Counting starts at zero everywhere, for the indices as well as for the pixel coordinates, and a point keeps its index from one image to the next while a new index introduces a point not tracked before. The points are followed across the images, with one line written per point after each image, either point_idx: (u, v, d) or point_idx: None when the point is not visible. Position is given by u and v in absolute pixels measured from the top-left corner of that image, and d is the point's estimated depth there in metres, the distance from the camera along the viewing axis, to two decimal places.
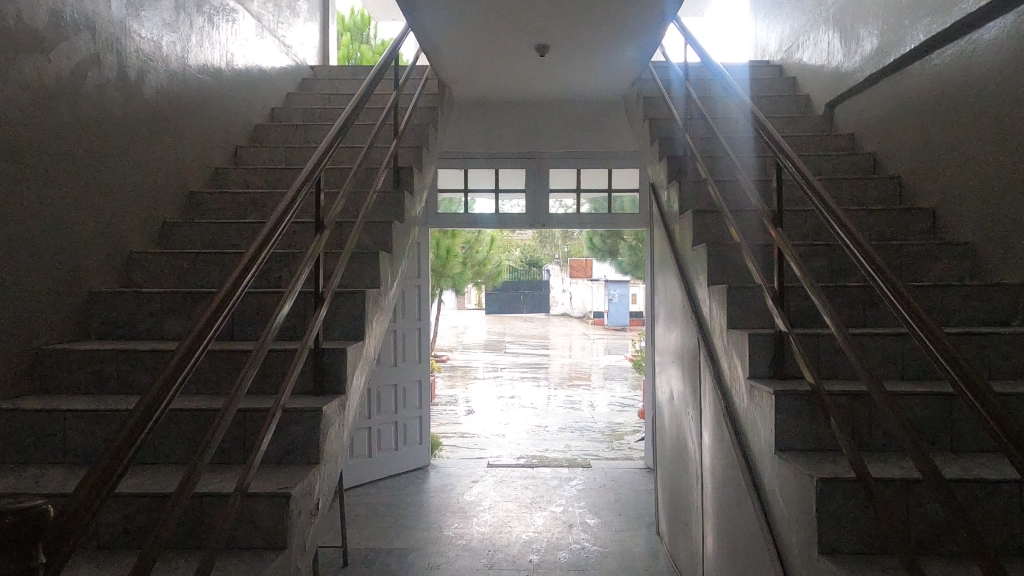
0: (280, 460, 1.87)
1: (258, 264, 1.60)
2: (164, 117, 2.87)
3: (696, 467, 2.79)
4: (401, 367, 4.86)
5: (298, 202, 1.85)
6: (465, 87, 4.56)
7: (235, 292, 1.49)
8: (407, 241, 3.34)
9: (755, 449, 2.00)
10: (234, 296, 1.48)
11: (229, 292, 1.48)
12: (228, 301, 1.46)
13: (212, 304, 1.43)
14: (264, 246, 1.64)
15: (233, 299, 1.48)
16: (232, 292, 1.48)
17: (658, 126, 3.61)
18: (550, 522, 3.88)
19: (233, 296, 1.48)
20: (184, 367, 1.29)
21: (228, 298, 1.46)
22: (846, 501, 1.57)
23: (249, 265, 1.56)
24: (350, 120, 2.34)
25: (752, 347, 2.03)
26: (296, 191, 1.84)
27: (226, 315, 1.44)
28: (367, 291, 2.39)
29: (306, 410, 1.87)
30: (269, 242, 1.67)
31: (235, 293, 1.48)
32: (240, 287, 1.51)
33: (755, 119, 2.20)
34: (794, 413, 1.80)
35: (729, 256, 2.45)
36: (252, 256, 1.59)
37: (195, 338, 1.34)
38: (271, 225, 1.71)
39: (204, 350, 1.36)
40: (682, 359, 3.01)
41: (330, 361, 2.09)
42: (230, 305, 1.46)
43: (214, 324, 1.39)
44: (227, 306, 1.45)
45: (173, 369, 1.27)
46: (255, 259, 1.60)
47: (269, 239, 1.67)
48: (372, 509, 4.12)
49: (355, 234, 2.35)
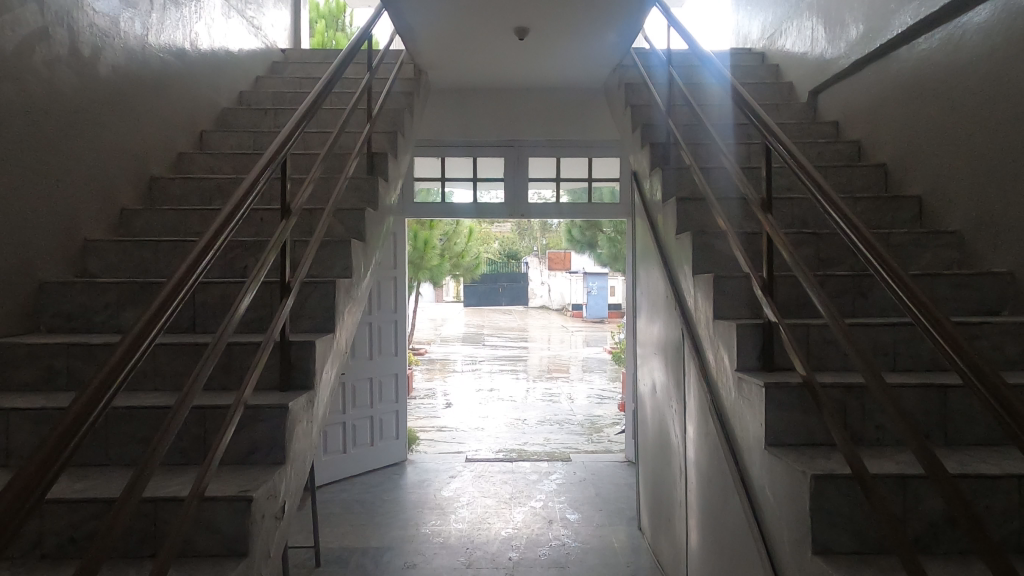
0: (244, 460, 1.76)
1: (216, 249, 1.48)
2: (122, 97, 2.71)
3: (680, 464, 2.71)
4: (377, 360, 4.74)
5: (262, 183, 1.73)
6: (442, 72, 4.43)
7: (190, 278, 1.38)
8: (382, 229, 3.23)
9: (744, 443, 1.93)
10: (189, 283, 1.37)
11: (183, 279, 1.36)
12: (182, 290, 1.34)
13: (163, 293, 1.32)
14: (223, 230, 1.53)
15: (187, 287, 1.36)
16: (186, 280, 1.36)
17: (640, 112, 3.52)
18: (530, 518, 3.79)
19: (188, 282, 1.37)
20: (129, 361, 1.18)
21: (180, 286, 1.35)
22: (842, 499, 1.49)
23: (205, 251, 1.45)
24: (318, 101, 2.21)
25: (740, 338, 1.95)
26: (260, 174, 1.73)
27: (178, 304, 1.33)
28: (337, 281, 2.27)
29: (272, 407, 1.76)
30: (229, 226, 1.55)
31: (190, 278, 1.37)
32: (195, 273, 1.39)
33: (744, 102, 2.11)
34: (786, 406, 1.73)
35: (715, 245, 2.37)
36: (210, 241, 1.48)
37: (142, 330, 1.22)
38: (230, 207, 1.60)
39: (152, 344, 1.24)
40: (665, 351, 2.94)
41: (298, 354, 1.98)
42: (183, 292, 1.35)
43: (165, 314, 1.28)
44: (179, 293, 1.34)
45: (116, 363, 1.15)
46: (213, 243, 1.48)
47: (228, 223, 1.56)
48: (347, 506, 4.01)
49: (325, 221, 2.23)
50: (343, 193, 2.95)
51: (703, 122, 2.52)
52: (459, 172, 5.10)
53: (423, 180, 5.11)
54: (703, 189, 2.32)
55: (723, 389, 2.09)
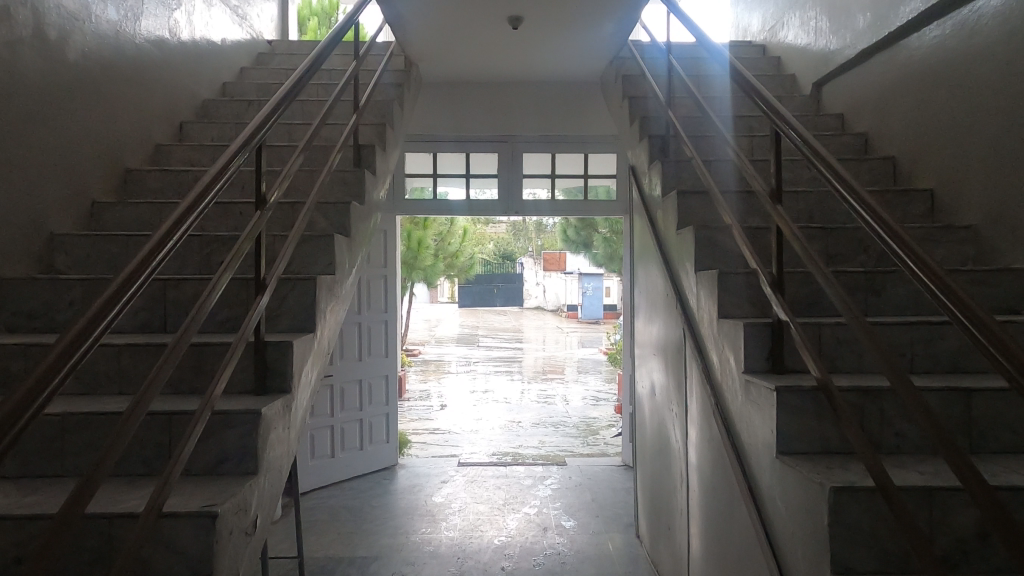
0: (213, 470, 1.62)
1: (170, 246, 1.33)
2: (94, 85, 2.57)
3: (681, 469, 2.58)
4: (367, 361, 4.61)
5: (231, 172, 1.58)
6: (434, 64, 4.29)
7: (138, 278, 1.23)
8: (369, 225, 3.09)
9: (752, 450, 1.80)
10: (136, 285, 1.22)
11: (129, 280, 1.22)
12: (127, 292, 1.20)
13: (103, 295, 1.17)
14: (180, 224, 1.38)
15: (134, 289, 1.22)
16: (133, 281, 1.21)
17: (638, 104, 3.39)
18: (524, 525, 3.66)
19: (134, 284, 1.21)
20: (57, 375, 1.03)
21: (125, 288, 1.20)
22: (864, 514, 1.36)
23: (157, 249, 1.30)
24: (298, 86, 2.08)
25: (747, 338, 1.83)
26: (228, 162, 1.58)
27: (124, 307, 1.18)
28: (318, 277, 2.13)
29: (242, 412, 1.63)
30: (187, 219, 1.40)
31: (138, 280, 1.23)
32: (143, 274, 1.24)
33: (752, 87, 1.98)
34: (799, 412, 1.60)
35: (719, 240, 2.25)
36: (163, 236, 1.33)
37: (76, 339, 1.08)
38: (191, 198, 1.45)
39: (87, 354, 1.09)
40: (664, 351, 2.81)
41: (274, 355, 1.84)
42: (129, 296, 1.20)
43: (103, 321, 1.13)
44: (124, 297, 1.19)
45: (41, 379, 1.01)
46: (167, 239, 1.33)
47: (186, 217, 1.41)
48: (334, 512, 3.87)
49: (306, 214, 2.09)
50: (328, 186, 2.81)
51: (705, 111, 2.38)
52: (451, 168, 4.96)
53: (414, 177, 4.98)
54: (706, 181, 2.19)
55: (729, 392, 1.97)
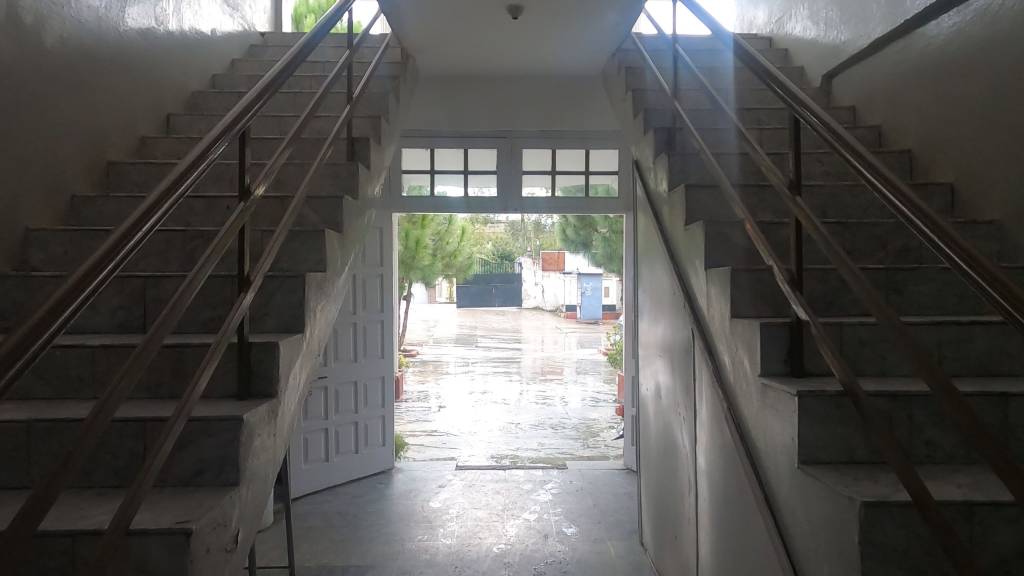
0: (190, 482, 1.51)
1: (134, 243, 1.21)
2: (73, 73, 2.44)
3: (688, 475, 2.48)
4: (363, 363, 4.49)
5: (207, 161, 1.47)
6: (431, 56, 4.17)
7: (95, 278, 1.11)
8: (363, 220, 2.98)
9: (769, 459, 1.69)
10: (92, 286, 1.10)
11: (83, 280, 1.09)
12: (83, 292, 1.07)
13: (52, 297, 1.04)
14: (144, 220, 1.25)
15: (90, 291, 1.09)
16: (88, 282, 1.09)
17: (642, 97, 3.27)
18: (524, 532, 3.55)
19: (90, 284, 1.09)
20: None
21: (78, 289, 1.07)
22: (897, 531, 1.25)
23: (118, 246, 1.17)
24: (286, 72, 1.96)
25: (764, 339, 1.71)
26: (204, 152, 1.46)
27: (77, 311, 1.05)
28: (307, 274, 2.02)
29: (222, 419, 1.51)
30: (154, 214, 1.28)
31: (93, 280, 1.10)
32: (100, 275, 1.11)
33: (766, 72, 1.86)
34: (821, 418, 1.49)
35: (730, 236, 2.14)
36: (124, 232, 1.20)
37: (19, 344, 0.95)
38: (162, 189, 1.33)
39: (32, 362, 0.97)
40: (670, 352, 2.70)
41: (258, 358, 1.73)
42: (83, 297, 1.07)
43: (52, 326, 1.00)
44: (77, 299, 1.06)
45: None
46: (129, 235, 1.21)
47: (153, 211, 1.28)
48: (328, 519, 3.76)
49: (296, 207, 1.97)
50: (319, 180, 2.69)
51: (715, 101, 2.26)
52: (449, 164, 4.85)
53: (411, 173, 4.86)
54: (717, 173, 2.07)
55: (743, 396, 1.85)
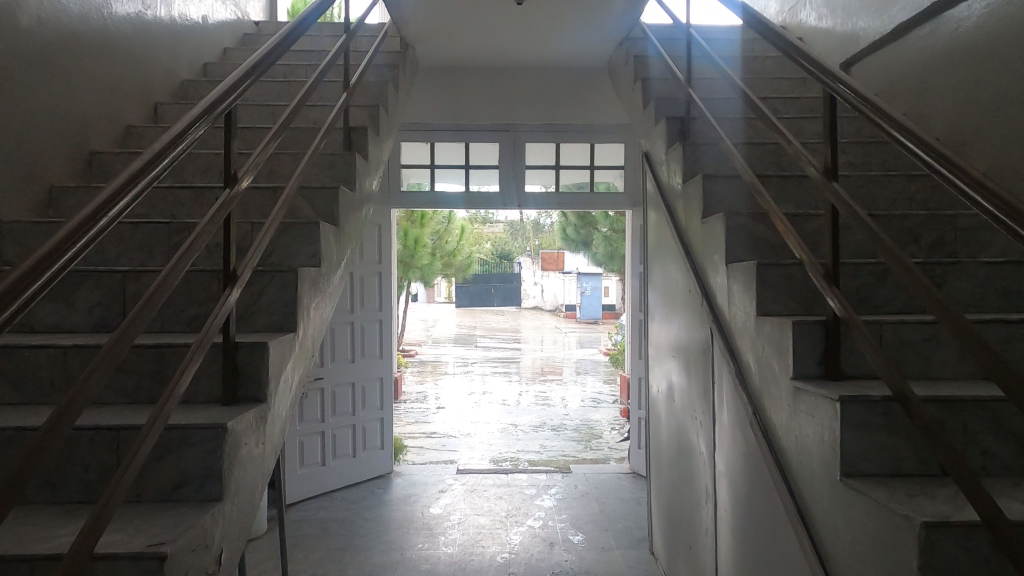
0: (169, 496, 1.37)
1: (93, 232, 1.07)
2: (52, 56, 2.30)
3: (706, 483, 2.34)
4: (360, 363, 4.35)
5: (183, 145, 1.33)
6: (430, 46, 4.01)
7: (42, 274, 0.97)
8: (361, 214, 2.83)
9: (804, 470, 1.54)
10: (40, 282, 0.96)
11: (28, 275, 0.95)
12: (27, 287, 0.94)
13: None
14: (108, 207, 1.12)
15: (37, 287, 0.96)
16: (36, 276, 0.95)
17: (652, 86, 3.12)
18: (528, 540, 3.40)
19: (35, 281, 0.95)
20: None
21: (21, 285, 0.93)
22: (960, 556, 1.11)
23: (74, 235, 1.04)
24: (278, 50, 1.81)
25: (796, 339, 1.57)
26: (180, 135, 1.32)
27: (20, 310, 0.92)
28: (300, 269, 1.87)
29: (204, 427, 1.37)
30: (119, 201, 1.14)
31: (41, 275, 0.96)
32: (51, 269, 0.98)
33: (794, 49, 1.72)
34: (866, 426, 1.35)
35: (753, 229, 1.99)
36: (83, 220, 1.07)
37: None
38: (129, 173, 1.19)
39: None
40: (685, 353, 2.56)
41: (246, 359, 1.59)
42: (29, 294, 0.94)
43: None
44: (18, 299, 0.92)
45: None
46: (89, 224, 1.07)
47: (118, 198, 1.14)
48: (325, 526, 3.62)
49: (287, 196, 1.81)
50: (314, 170, 2.54)
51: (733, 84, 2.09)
52: (450, 159, 4.71)
53: (411, 168, 4.72)
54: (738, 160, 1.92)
55: (771, 401, 1.72)
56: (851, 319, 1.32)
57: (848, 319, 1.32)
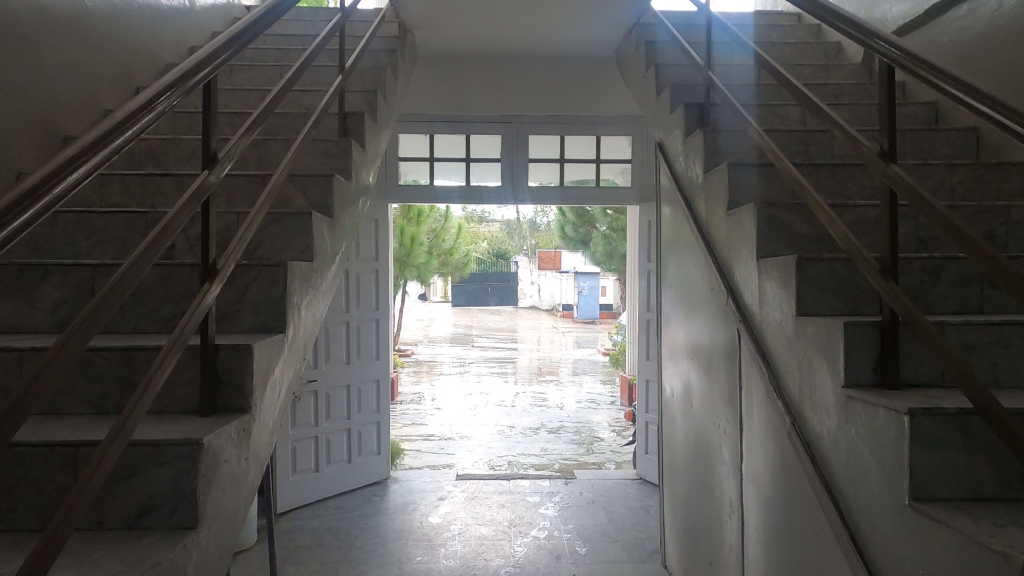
0: (135, 524, 1.18)
1: (33, 211, 0.89)
2: (20, 31, 2.10)
3: (730, 497, 2.17)
4: (356, 365, 4.16)
5: (148, 117, 1.15)
6: (428, 32, 3.82)
7: None
8: (357, 207, 2.65)
9: (857, 490, 1.37)
10: None
11: None
12: None
13: None
14: (53, 183, 0.93)
15: None
16: None
17: (666, 72, 2.94)
18: (533, 552, 3.23)
19: None
20: None
21: None
22: None
23: (10, 213, 0.85)
24: (265, 20, 1.62)
25: (849, 343, 1.39)
26: (144, 105, 1.15)
27: None
28: (291, 263, 1.69)
29: (176, 443, 1.19)
30: (67, 175, 0.96)
31: None
32: None
33: (833, 16, 1.53)
34: (938, 443, 1.17)
35: (788, 222, 1.82)
36: (22, 195, 0.89)
37: None
38: (79, 146, 1.01)
39: None
40: (706, 355, 2.39)
41: (228, 365, 1.41)
42: None
43: None
44: None
45: None
46: (30, 200, 0.89)
47: (65, 172, 0.96)
48: (318, 537, 3.44)
49: (276, 181, 1.62)
50: (306, 157, 2.36)
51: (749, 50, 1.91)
52: (450, 152, 4.54)
53: (409, 161, 4.54)
54: (767, 145, 1.74)
55: (814, 412, 1.55)
56: (919, 319, 1.15)
57: (916, 319, 1.15)
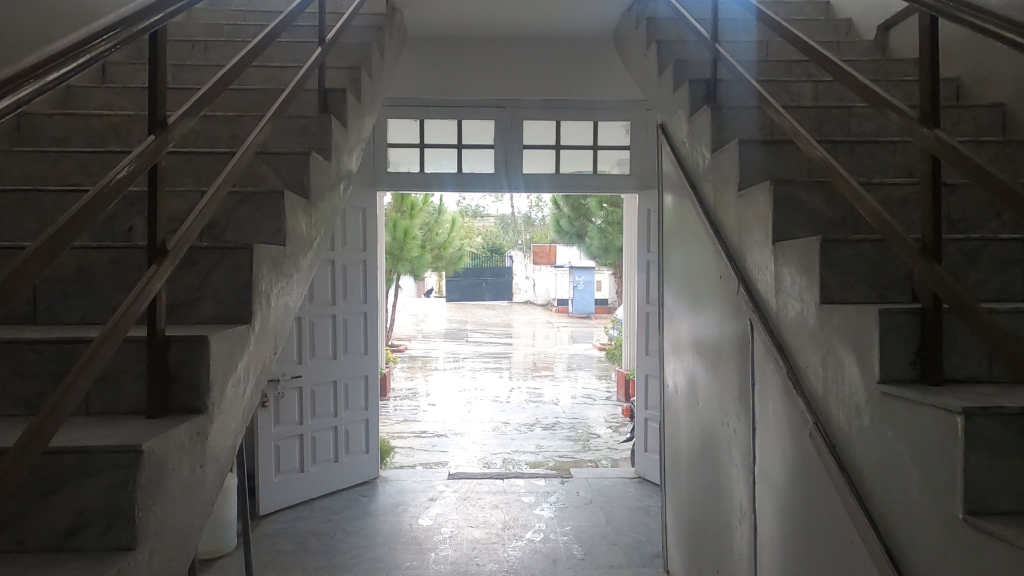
0: (62, 545, 1.01)
1: None
2: None
3: (741, 501, 2.01)
4: (343, 360, 3.99)
5: (80, 63, 0.97)
6: (417, 9, 3.63)
7: None
8: (340, 190, 2.47)
9: (894, 501, 1.21)
10: None
11: None
12: None
13: None
14: None
15: None
16: None
17: (668, 48, 2.78)
18: (528, 557, 3.07)
19: None
20: None
21: None
22: None
23: None
24: None
25: (885, 334, 1.23)
26: (75, 48, 0.96)
27: None
28: (257, 246, 1.51)
29: (112, 450, 1.01)
30: None
31: None
32: None
33: None
34: (999, 449, 1.01)
35: (807, 201, 1.66)
36: None
37: None
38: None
39: None
40: (714, 349, 2.23)
41: (180, 361, 1.23)
42: None
43: None
44: None
45: None
46: None
47: None
48: (302, 541, 3.27)
49: (241, 153, 1.45)
50: (283, 135, 2.18)
51: (756, 11, 1.75)
52: (441, 138, 4.36)
53: (397, 148, 4.36)
54: (783, 116, 1.58)
55: (842, 410, 1.39)
56: (973, 307, 0.99)
57: (972, 306, 0.99)
